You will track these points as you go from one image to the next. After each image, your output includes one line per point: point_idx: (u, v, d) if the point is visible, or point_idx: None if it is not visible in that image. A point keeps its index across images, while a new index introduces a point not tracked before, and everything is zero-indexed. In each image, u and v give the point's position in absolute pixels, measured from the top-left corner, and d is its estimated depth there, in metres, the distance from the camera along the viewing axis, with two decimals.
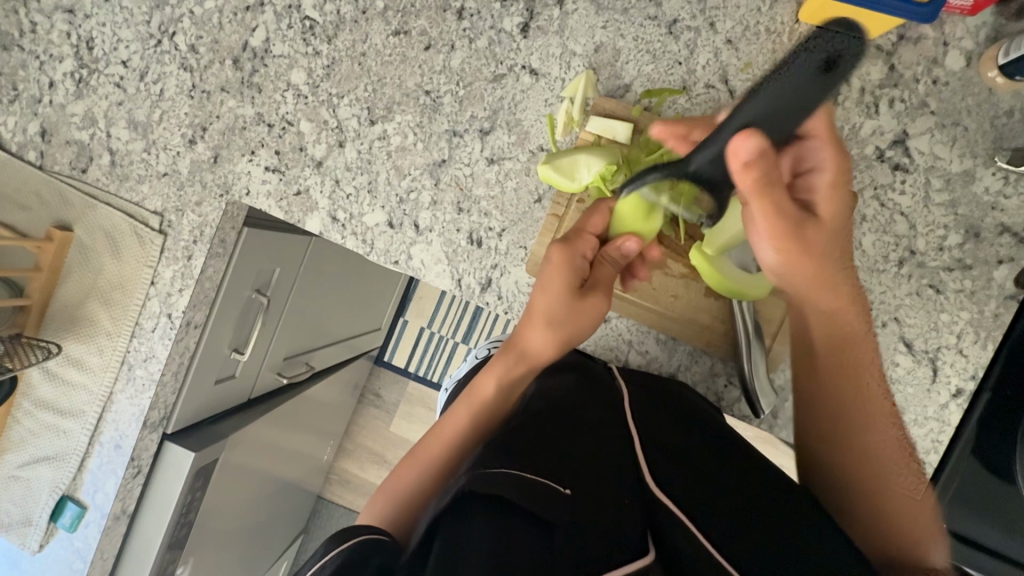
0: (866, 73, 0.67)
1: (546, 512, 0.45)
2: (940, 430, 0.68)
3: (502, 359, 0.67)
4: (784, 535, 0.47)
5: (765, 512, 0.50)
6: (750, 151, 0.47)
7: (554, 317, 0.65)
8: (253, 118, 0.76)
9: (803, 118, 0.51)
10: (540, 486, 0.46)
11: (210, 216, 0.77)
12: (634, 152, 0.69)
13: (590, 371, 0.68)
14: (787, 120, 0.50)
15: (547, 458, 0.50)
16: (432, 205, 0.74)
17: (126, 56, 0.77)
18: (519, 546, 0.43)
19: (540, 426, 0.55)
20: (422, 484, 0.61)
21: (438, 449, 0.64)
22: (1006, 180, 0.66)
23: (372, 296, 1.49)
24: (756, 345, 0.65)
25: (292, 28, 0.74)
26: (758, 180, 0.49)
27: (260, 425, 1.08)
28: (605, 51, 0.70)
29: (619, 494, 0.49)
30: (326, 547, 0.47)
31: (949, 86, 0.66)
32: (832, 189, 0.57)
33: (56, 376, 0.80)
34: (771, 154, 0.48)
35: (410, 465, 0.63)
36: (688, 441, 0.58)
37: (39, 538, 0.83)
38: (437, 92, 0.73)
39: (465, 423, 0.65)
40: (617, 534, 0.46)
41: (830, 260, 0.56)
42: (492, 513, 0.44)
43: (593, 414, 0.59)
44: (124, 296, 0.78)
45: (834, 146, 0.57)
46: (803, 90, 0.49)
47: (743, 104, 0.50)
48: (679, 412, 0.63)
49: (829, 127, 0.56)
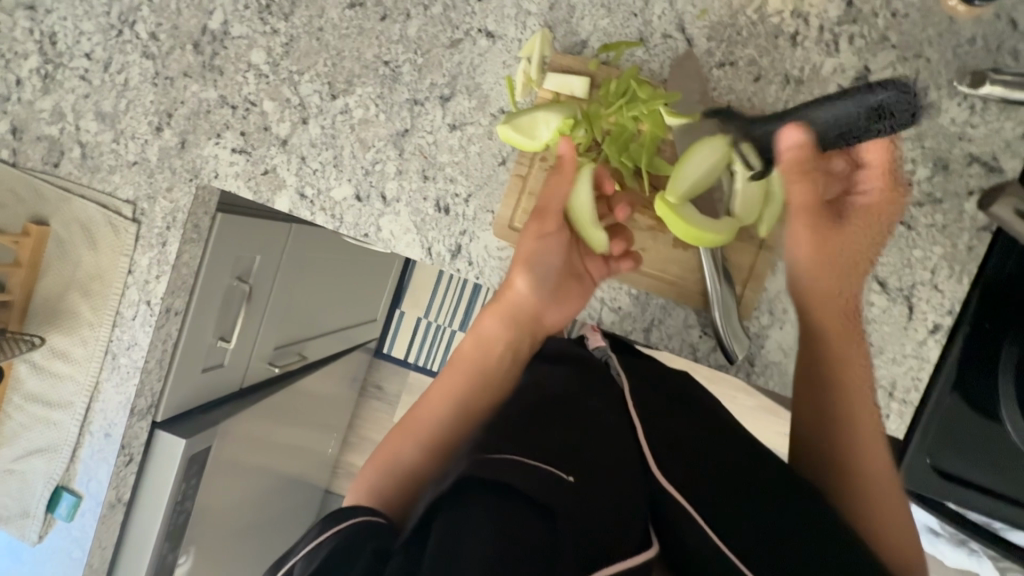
0: (823, 11, 0.66)
1: (548, 498, 0.46)
2: (918, 366, 0.67)
3: (479, 327, 0.74)
4: (779, 517, 0.53)
5: (770, 496, 0.55)
6: (795, 139, 0.62)
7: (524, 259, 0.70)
8: (216, 101, 0.76)
9: (843, 122, 0.61)
10: (543, 473, 0.48)
11: (182, 201, 0.78)
12: (593, 105, 0.67)
13: (591, 371, 0.74)
14: (849, 123, 0.61)
15: (548, 450, 0.52)
16: (399, 175, 0.74)
17: (89, 48, 0.78)
18: (522, 530, 0.44)
19: (547, 420, 0.58)
20: (404, 466, 0.63)
21: (426, 421, 0.67)
22: (971, 109, 0.65)
23: (362, 283, 1.51)
24: (726, 290, 0.65)
25: (249, 8, 0.75)
26: (796, 165, 0.64)
27: (250, 416, 1.10)
28: (560, 9, 0.70)
29: (625, 483, 0.52)
30: (320, 526, 0.50)
31: (909, 18, 0.65)
32: (863, 211, 0.66)
33: (43, 369, 0.81)
34: (808, 153, 0.63)
35: (398, 440, 0.65)
36: (690, 433, 0.63)
37: (37, 529, 0.84)
38: (395, 63, 0.73)
39: (445, 397, 0.69)
40: (620, 525, 0.48)
41: (841, 271, 0.67)
42: (494, 498, 0.46)
43: (598, 412, 0.62)
44: (103, 286, 0.79)
45: (885, 176, 0.66)
46: (843, 121, 0.61)
47: (821, 108, 0.62)
48: (662, 409, 0.67)
49: (884, 161, 0.65)
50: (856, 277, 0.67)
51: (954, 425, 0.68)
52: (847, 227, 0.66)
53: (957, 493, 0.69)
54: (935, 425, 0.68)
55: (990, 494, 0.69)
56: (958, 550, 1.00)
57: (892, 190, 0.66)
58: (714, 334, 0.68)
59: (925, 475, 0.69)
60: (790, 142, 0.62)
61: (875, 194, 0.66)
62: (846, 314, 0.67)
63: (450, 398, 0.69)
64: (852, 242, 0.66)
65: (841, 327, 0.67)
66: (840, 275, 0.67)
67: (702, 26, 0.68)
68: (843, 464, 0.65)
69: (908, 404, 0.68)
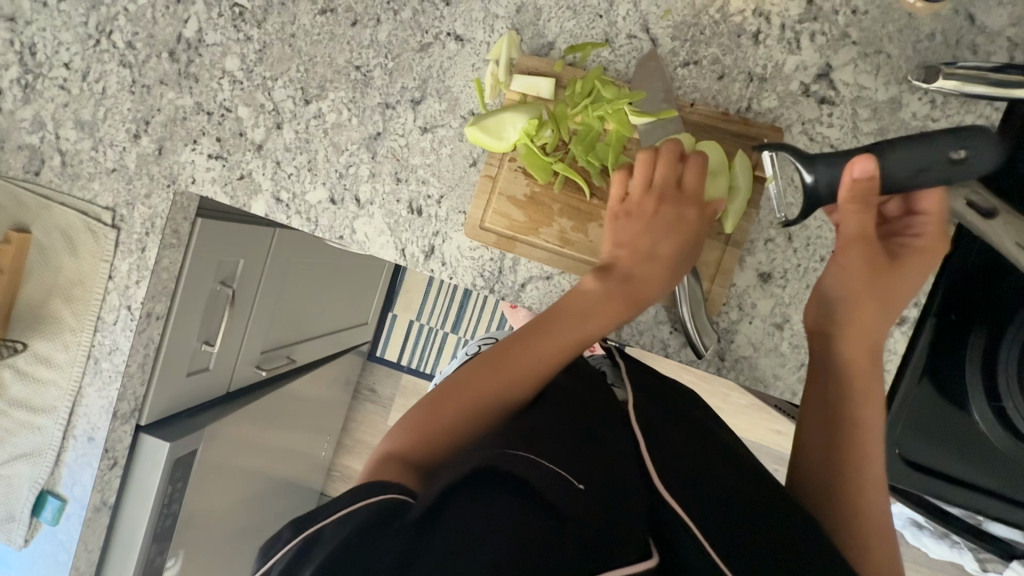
0: (785, 10, 0.67)
1: (558, 503, 0.46)
2: (886, 358, 0.68)
3: (601, 312, 0.61)
4: (787, 531, 0.50)
5: (778, 513, 0.52)
6: (864, 171, 0.55)
7: (651, 244, 0.64)
8: (192, 108, 0.77)
9: (920, 166, 0.53)
10: (559, 479, 0.47)
11: (160, 207, 0.79)
12: (560, 106, 0.69)
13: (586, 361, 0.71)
14: (920, 162, 0.53)
15: (566, 453, 0.50)
16: (372, 178, 0.75)
17: (68, 58, 0.79)
18: (531, 538, 0.43)
19: (569, 418, 0.55)
20: (445, 454, 0.56)
21: (503, 388, 0.58)
22: (933, 104, 0.65)
23: (349, 285, 1.52)
24: (693, 287, 0.66)
25: (223, 16, 0.76)
26: (857, 197, 0.56)
27: (239, 419, 1.11)
28: (527, 11, 0.71)
29: (633, 485, 0.50)
30: (349, 496, 0.47)
31: (869, 15, 0.66)
32: (921, 256, 0.62)
33: (27, 375, 0.82)
34: (875, 189, 0.56)
35: (461, 401, 0.58)
36: (681, 429, 0.61)
37: (23, 533, 0.86)
38: (367, 67, 0.74)
39: (513, 386, 0.58)
40: (623, 529, 0.46)
41: (887, 308, 0.62)
42: (507, 500, 0.46)
43: (608, 406, 0.59)
44: (85, 292, 0.81)
45: (940, 226, 0.60)
46: (923, 158, 0.53)
47: (899, 143, 0.54)
48: (656, 407, 0.63)
49: (942, 210, 0.59)
50: (889, 318, 0.62)
51: (921, 415, 0.69)
52: (903, 269, 0.62)
53: (933, 486, 0.69)
54: (902, 415, 0.69)
55: (961, 484, 0.69)
56: (941, 542, 1.01)
57: (943, 242, 0.61)
58: (682, 331, 0.68)
59: (892, 464, 0.70)
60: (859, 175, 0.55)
61: (929, 238, 0.61)
62: (872, 351, 0.62)
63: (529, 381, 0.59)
64: (904, 285, 0.62)
65: (869, 360, 0.62)
66: (876, 309, 0.62)
67: (666, 26, 0.69)
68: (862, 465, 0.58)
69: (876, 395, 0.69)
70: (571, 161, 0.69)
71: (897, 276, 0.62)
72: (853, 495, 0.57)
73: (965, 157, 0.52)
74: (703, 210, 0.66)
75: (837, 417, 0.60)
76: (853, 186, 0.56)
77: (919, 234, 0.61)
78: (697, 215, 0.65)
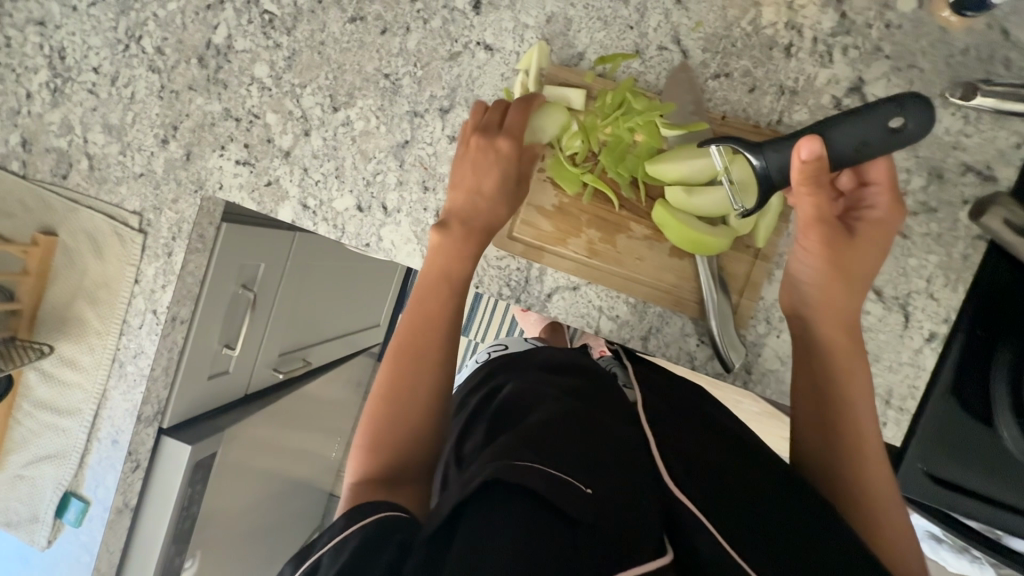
0: (817, 23, 0.67)
1: (569, 507, 0.43)
2: (915, 375, 0.68)
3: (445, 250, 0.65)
4: (802, 534, 0.48)
5: (791, 515, 0.50)
6: (810, 152, 0.54)
7: (477, 180, 0.66)
8: (220, 114, 0.78)
9: (862, 138, 0.55)
10: (565, 482, 0.45)
11: (187, 212, 0.79)
12: (590, 117, 0.68)
13: (594, 372, 0.70)
14: (860, 135, 0.55)
15: (570, 454, 0.48)
16: (399, 186, 0.75)
17: (97, 62, 0.80)
18: (545, 543, 0.41)
19: (568, 416, 0.53)
20: (404, 456, 0.58)
21: (399, 379, 0.61)
22: (965, 119, 0.65)
23: (365, 288, 1.53)
24: (722, 301, 0.66)
25: (252, 23, 0.76)
26: (808, 176, 0.55)
27: (257, 421, 1.11)
28: (557, 21, 0.71)
29: (641, 488, 0.48)
30: (343, 522, 0.49)
31: (902, 29, 0.65)
32: (879, 225, 0.61)
33: (52, 377, 0.83)
34: (826, 164, 0.55)
35: (379, 414, 0.60)
36: (690, 434, 0.59)
37: (46, 534, 0.86)
38: (396, 75, 0.74)
39: (418, 339, 0.63)
40: (636, 529, 0.45)
41: (855, 287, 0.61)
42: (515, 504, 0.43)
43: (611, 413, 0.57)
44: (110, 295, 0.81)
45: (893, 193, 0.61)
46: (863, 131, 0.54)
47: (838, 121, 0.55)
48: (669, 412, 0.62)
49: (892, 177, 0.60)
50: (860, 296, 0.62)
51: (949, 431, 0.67)
52: (864, 240, 0.61)
53: (945, 497, 0.68)
54: (930, 430, 0.67)
55: (985, 502, 0.68)
56: (961, 557, 1.00)
57: (899, 209, 0.62)
58: (710, 344, 0.68)
59: (918, 481, 0.68)
60: (812, 153, 0.53)
61: (884, 209, 0.61)
62: (848, 330, 0.61)
63: (411, 353, 0.62)
64: (871, 257, 0.61)
65: (849, 340, 0.61)
66: (848, 290, 0.61)
67: (697, 38, 0.69)
68: (860, 463, 0.58)
69: (905, 411, 0.69)
70: (600, 172, 0.69)
71: (862, 252, 0.61)
72: (856, 495, 0.57)
73: (904, 124, 0.54)
74: (519, 141, 0.66)
75: (832, 419, 0.60)
76: (807, 167, 0.55)
77: (874, 204, 0.62)
78: (520, 168, 0.67)
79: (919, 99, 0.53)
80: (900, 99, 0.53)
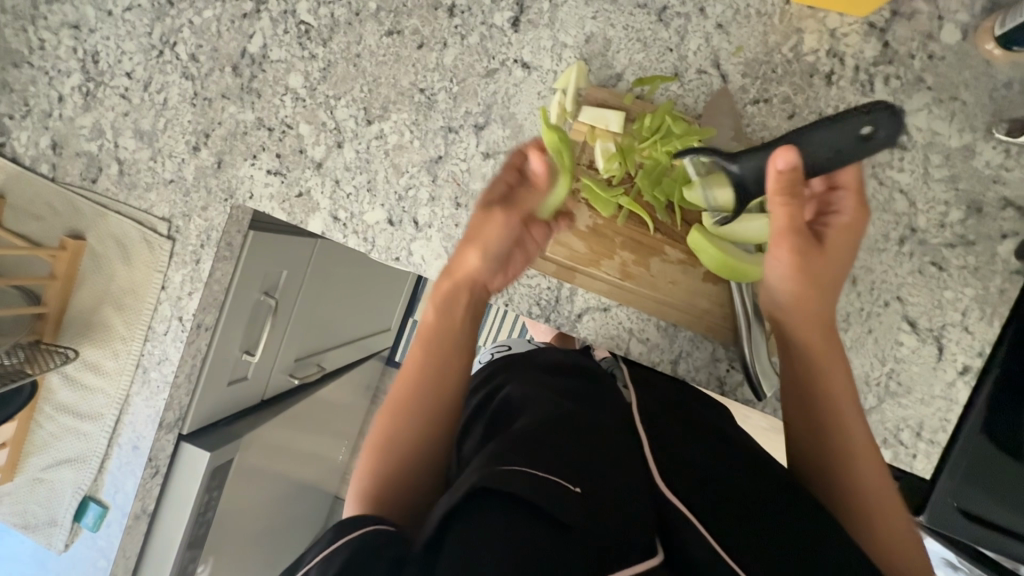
0: (859, 51, 0.66)
1: (560, 512, 0.41)
2: (946, 408, 0.68)
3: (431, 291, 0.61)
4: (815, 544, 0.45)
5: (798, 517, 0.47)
6: (787, 161, 0.49)
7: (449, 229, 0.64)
8: (253, 123, 0.77)
9: (830, 149, 0.51)
10: (554, 483, 0.42)
11: (216, 219, 0.79)
12: (628, 140, 0.68)
13: (589, 371, 0.67)
14: (828, 147, 0.51)
15: (557, 455, 0.45)
16: (431, 202, 0.75)
17: (130, 67, 0.79)
18: (536, 548, 0.38)
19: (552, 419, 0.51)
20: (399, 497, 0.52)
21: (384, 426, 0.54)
22: (1006, 153, 0.65)
23: (380, 294, 1.53)
24: (756, 328, 0.65)
25: (288, 33, 0.76)
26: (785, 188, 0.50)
27: (272, 426, 1.11)
28: (596, 42, 0.71)
29: (630, 493, 0.46)
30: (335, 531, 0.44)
31: (945, 60, 0.65)
32: (847, 229, 0.60)
33: (74, 381, 0.82)
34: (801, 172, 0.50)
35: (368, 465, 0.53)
36: (686, 443, 0.56)
37: (64, 538, 0.86)
38: (431, 90, 0.74)
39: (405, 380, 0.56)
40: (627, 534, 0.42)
41: (833, 293, 0.59)
42: (502, 508, 0.41)
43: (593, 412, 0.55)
44: (136, 300, 0.81)
45: (859, 198, 0.60)
46: (834, 142, 0.51)
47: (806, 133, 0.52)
48: (668, 419, 0.60)
49: (858, 183, 0.59)
50: (833, 297, 0.59)
51: (984, 467, 0.65)
52: (835, 244, 0.59)
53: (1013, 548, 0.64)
54: (963, 464, 0.65)
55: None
56: None
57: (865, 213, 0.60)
58: (741, 369, 0.68)
59: (952, 518, 0.65)
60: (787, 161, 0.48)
61: (850, 213, 0.60)
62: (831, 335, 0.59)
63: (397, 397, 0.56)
64: (844, 263, 0.59)
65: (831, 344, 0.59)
66: (828, 296, 0.59)
67: (737, 62, 0.68)
68: (859, 476, 0.54)
69: (936, 443, 0.68)
70: (636, 194, 0.68)
71: (835, 256, 0.59)
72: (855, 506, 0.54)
73: (874, 133, 0.50)
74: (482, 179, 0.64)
75: (828, 427, 0.57)
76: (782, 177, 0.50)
77: (840, 208, 0.60)
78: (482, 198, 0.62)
79: (890, 108, 0.50)
80: (868, 107, 0.50)
